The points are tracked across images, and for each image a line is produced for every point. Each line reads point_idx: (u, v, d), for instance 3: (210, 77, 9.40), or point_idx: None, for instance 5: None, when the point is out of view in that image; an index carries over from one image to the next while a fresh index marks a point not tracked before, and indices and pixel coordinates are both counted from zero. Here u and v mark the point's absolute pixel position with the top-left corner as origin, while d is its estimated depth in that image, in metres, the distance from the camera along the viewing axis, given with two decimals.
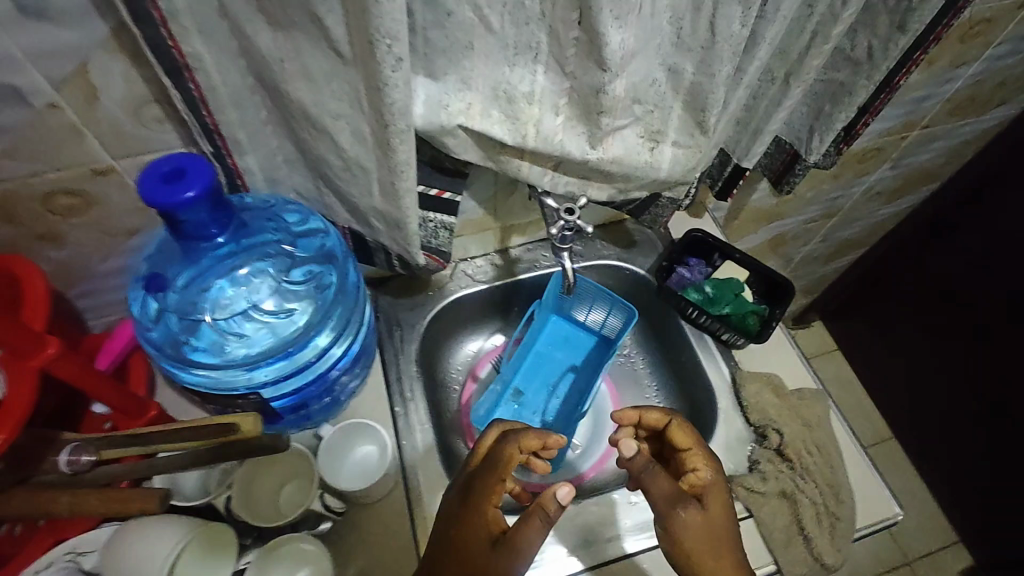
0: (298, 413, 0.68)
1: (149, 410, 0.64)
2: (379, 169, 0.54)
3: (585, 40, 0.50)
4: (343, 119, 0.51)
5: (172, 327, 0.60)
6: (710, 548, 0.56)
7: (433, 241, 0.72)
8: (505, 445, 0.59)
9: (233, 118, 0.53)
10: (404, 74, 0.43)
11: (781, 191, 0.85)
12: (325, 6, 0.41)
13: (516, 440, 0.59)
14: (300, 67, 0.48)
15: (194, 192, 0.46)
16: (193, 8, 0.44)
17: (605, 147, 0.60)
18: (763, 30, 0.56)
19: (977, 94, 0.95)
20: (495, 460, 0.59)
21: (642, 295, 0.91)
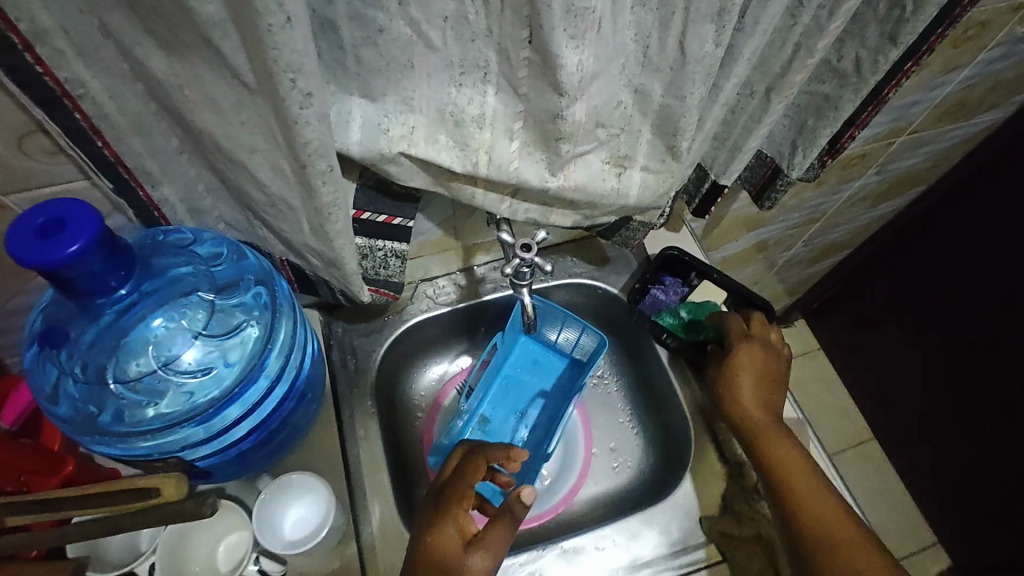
0: (234, 465, 0.61)
1: (65, 466, 0.57)
2: (306, 206, 0.47)
3: (538, 61, 0.44)
4: (260, 152, 0.44)
5: (76, 393, 0.52)
6: (754, 396, 0.71)
7: (383, 271, 0.66)
8: (466, 463, 0.60)
9: (137, 147, 0.46)
10: (317, 110, 0.37)
11: (762, 206, 0.80)
12: (218, 30, 0.34)
13: (479, 455, 0.60)
14: (203, 95, 0.41)
15: (78, 246, 0.39)
16: (66, 27, 0.37)
17: (566, 174, 0.54)
18: (742, 45, 0.50)
19: (966, 99, 0.90)
20: (462, 473, 0.59)
21: (616, 315, 0.86)
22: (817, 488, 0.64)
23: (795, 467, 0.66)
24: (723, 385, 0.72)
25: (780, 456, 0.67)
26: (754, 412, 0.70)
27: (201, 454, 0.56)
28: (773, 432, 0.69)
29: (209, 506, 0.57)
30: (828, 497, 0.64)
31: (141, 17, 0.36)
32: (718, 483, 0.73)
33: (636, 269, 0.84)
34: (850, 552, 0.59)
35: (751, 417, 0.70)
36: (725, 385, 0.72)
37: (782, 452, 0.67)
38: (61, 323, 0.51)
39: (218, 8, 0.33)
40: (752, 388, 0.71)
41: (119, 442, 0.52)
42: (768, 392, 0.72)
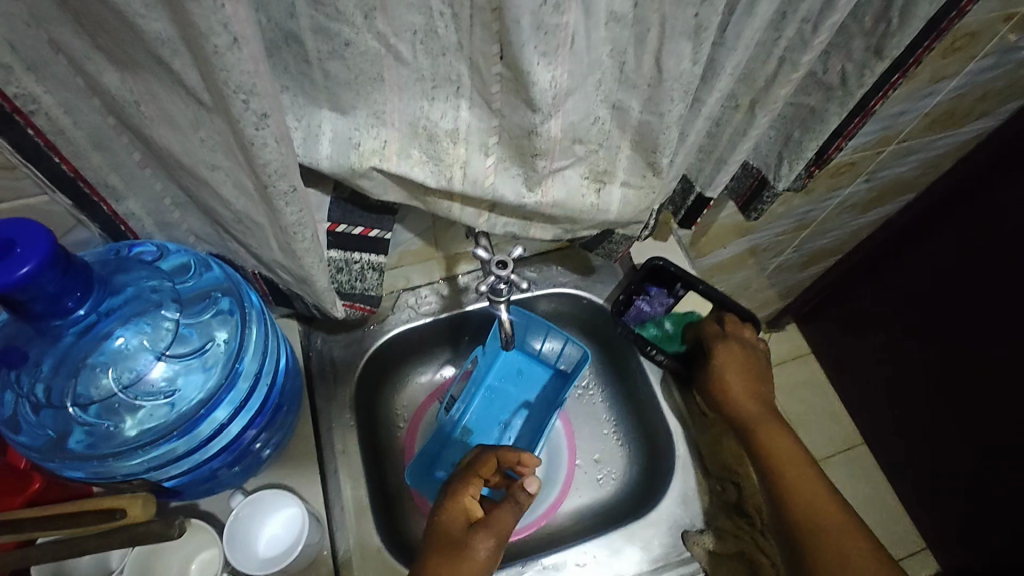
0: (205, 482, 0.60)
1: (32, 484, 0.56)
2: (271, 223, 0.46)
3: (509, 77, 0.42)
4: (222, 169, 0.43)
5: (31, 418, 0.50)
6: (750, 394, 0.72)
7: (359, 284, 0.65)
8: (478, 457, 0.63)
9: (96, 162, 0.45)
10: (274, 131, 0.35)
11: (750, 217, 0.78)
12: (168, 49, 0.33)
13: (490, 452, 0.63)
14: (161, 111, 0.39)
15: (28, 269, 0.38)
16: (13, 42, 0.35)
17: (544, 190, 0.53)
18: (723, 59, 0.49)
19: (957, 107, 0.90)
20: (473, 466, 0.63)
21: (601, 325, 0.85)
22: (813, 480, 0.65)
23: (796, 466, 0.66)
24: (715, 384, 0.73)
25: (778, 455, 0.67)
26: (753, 410, 0.71)
27: (172, 472, 0.55)
28: (771, 430, 0.69)
29: (179, 527, 0.54)
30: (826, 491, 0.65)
31: (90, 34, 0.35)
32: (702, 500, 0.71)
33: (621, 279, 0.84)
34: (850, 549, 0.60)
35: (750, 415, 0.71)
36: (716, 386, 0.73)
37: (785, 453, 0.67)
38: (17, 344, 0.49)
39: (166, 26, 0.32)
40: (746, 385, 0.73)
41: (87, 465, 0.51)
42: (760, 389, 0.73)
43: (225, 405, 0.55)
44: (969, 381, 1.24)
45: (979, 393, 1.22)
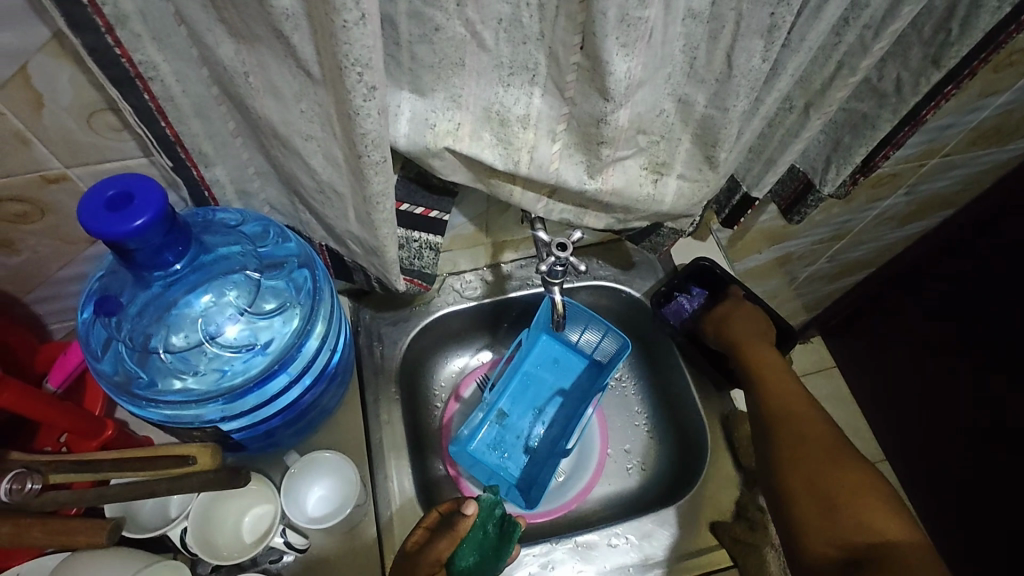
0: (265, 439, 0.64)
1: (106, 430, 0.60)
2: (353, 194, 0.49)
3: (587, 67, 0.45)
4: (315, 140, 0.46)
5: (121, 358, 0.55)
6: (766, 348, 0.76)
7: (417, 261, 0.68)
8: (421, 521, 0.65)
9: (197, 129, 0.48)
10: (378, 103, 0.39)
11: (792, 220, 0.80)
12: (290, 23, 0.36)
13: (452, 533, 0.61)
14: (266, 82, 0.43)
15: (144, 220, 0.41)
16: (144, 12, 0.39)
17: (605, 177, 0.56)
18: (786, 60, 0.50)
19: (1002, 124, 0.90)
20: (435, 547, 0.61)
21: (638, 319, 0.87)
22: (822, 439, 0.65)
23: (796, 413, 0.69)
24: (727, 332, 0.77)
25: (792, 416, 0.68)
26: (766, 367, 0.74)
27: (235, 426, 0.59)
28: (779, 387, 0.72)
29: (242, 478, 0.59)
30: (842, 457, 0.64)
31: (216, 7, 0.38)
32: (734, 491, 0.73)
33: (662, 277, 0.85)
34: (832, 488, 0.61)
35: (757, 364, 0.74)
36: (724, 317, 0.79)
37: (803, 426, 0.67)
38: (114, 291, 0.53)
39: (293, 2, 0.35)
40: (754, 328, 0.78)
41: (160, 408, 0.55)
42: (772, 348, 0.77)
43: (283, 374, 0.58)
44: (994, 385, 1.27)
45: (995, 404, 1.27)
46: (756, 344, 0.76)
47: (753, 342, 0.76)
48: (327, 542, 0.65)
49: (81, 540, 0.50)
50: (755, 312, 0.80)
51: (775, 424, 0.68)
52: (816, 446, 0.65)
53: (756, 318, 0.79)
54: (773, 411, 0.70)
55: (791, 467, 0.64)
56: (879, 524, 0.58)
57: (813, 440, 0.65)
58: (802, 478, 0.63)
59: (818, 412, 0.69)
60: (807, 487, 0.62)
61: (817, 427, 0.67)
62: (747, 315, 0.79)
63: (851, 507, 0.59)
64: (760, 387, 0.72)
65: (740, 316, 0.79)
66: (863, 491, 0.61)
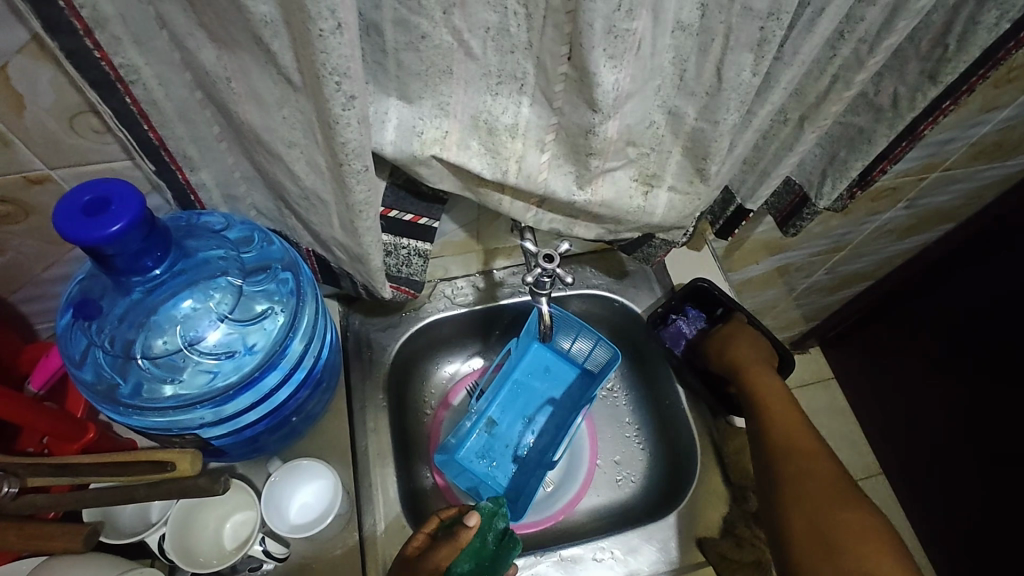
0: (248, 446, 0.64)
1: (88, 432, 0.60)
2: (337, 202, 0.49)
3: (575, 77, 0.44)
4: (299, 147, 0.45)
5: (102, 364, 0.54)
6: (769, 375, 0.75)
7: (405, 268, 0.67)
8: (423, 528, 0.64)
9: (180, 132, 0.47)
10: (358, 112, 0.38)
11: (787, 233, 0.79)
12: (269, 30, 0.36)
13: (452, 542, 0.60)
14: (248, 88, 0.42)
15: (121, 226, 0.41)
16: (124, 15, 0.38)
17: (594, 188, 0.55)
18: (779, 73, 0.50)
19: (1003, 139, 0.89)
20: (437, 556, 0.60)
21: (630, 331, 0.86)
22: (822, 474, 0.65)
23: (797, 446, 0.68)
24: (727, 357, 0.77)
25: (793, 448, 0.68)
26: (771, 398, 0.73)
27: (217, 432, 0.58)
28: (781, 418, 0.71)
29: (222, 483, 0.58)
30: (842, 493, 0.63)
31: (197, 12, 0.38)
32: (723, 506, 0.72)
33: (660, 296, 0.84)
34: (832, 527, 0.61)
35: (764, 397, 0.73)
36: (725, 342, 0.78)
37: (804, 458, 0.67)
38: (94, 296, 0.53)
39: (271, 8, 0.35)
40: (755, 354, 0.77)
41: (140, 415, 0.54)
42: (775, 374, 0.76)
43: (274, 372, 0.58)
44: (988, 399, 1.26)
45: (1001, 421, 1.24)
46: (758, 371, 0.75)
47: (759, 369, 0.76)
48: (310, 550, 0.64)
49: (57, 545, 0.50)
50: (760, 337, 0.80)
51: (775, 457, 0.68)
52: (816, 482, 0.64)
53: (761, 343, 0.79)
54: (776, 441, 0.69)
55: (789, 504, 0.63)
56: (878, 571, 0.57)
57: (813, 475, 0.65)
58: (803, 513, 0.62)
59: (818, 444, 0.69)
60: (806, 524, 0.61)
61: (820, 463, 0.66)
62: (748, 341, 0.79)
63: (852, 553, 0.59)
64: (764, 416, 0.72)
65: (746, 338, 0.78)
66: (864, 531, 0.60)
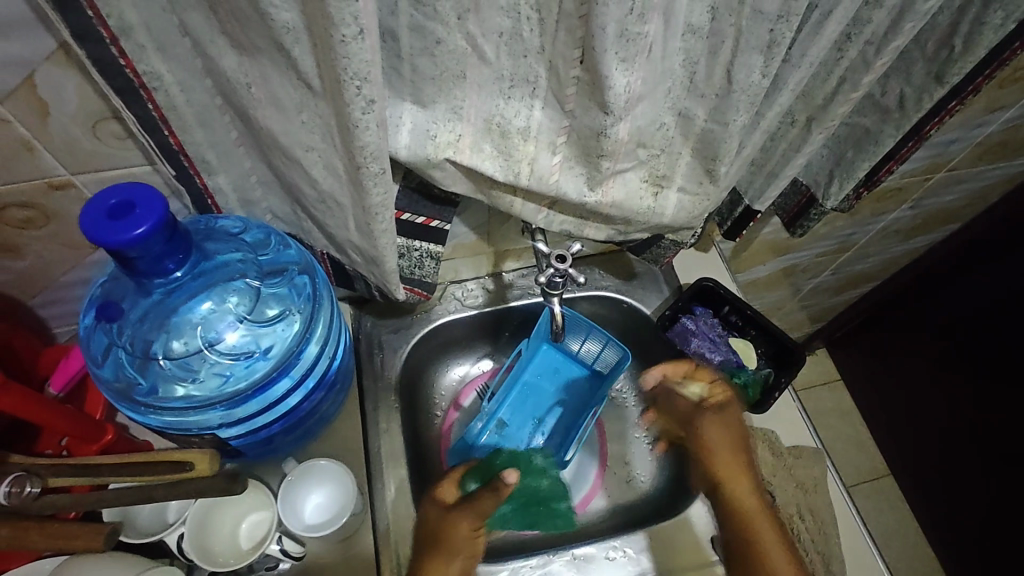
0: (264, 446, 0.64)
1: (106, 434, 0.61)
2: (353, 204, 0.50)
3: (587, 81, 0.45)
4: (316, 151, 0.46)
5: (122, 363, 0.55)
6: (742, 467, 0.70)
7: (418, 270, 0.68)
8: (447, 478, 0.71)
9: (200, 137, 0.48)
10: (377, 116, 0.39)
11: (795, 233, 0.80)
12: (291, 36, 0.37)
13: (495, 494, 0.67)
14: (268, 93, 0.43)
15: (144, 229, 0.42)
16: (149, 24, 0.39)
17: (605, 189, 0.56)
18: (787, 75, 0.50)
19: (1009, 139, 0.90)
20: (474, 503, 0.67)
21: (640, 335, 0.86)
22: None
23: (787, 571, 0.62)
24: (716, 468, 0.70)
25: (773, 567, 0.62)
26: (753, 509, 0.67)
27: (235, 432, 0.59)
28: (769, 537, 0.65)
29: (239, 483, 0.60)
30: None
31: (220, 19, 0.39)
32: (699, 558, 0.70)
33: (668, 296, 0.84)
34: None
35: (742, 506, 0.68)
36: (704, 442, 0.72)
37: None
38: (115, 298, 0.54)
39: (294, 15, 0.36)
40: (736, 436, 0.72)
41: (158, 414, 0.55)
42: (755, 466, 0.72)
43: (285, 378, 0.59)
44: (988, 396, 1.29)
45: (1010, 421, 1.25)
46: (742, 460, 0.71)
47: (740, 480, 0.69)
48: (325, 550, 0.65)
49: (80, 544, 0.52)
50: (741, 424, 0.73)
51: None
52: None
53: (739, 436, 0.72)
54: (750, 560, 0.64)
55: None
56: None
57: None
58: None
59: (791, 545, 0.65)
60: None
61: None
62: (729, 425, 0.73)
63: None
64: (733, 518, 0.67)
65: (717, 433, 0.72)
66: None
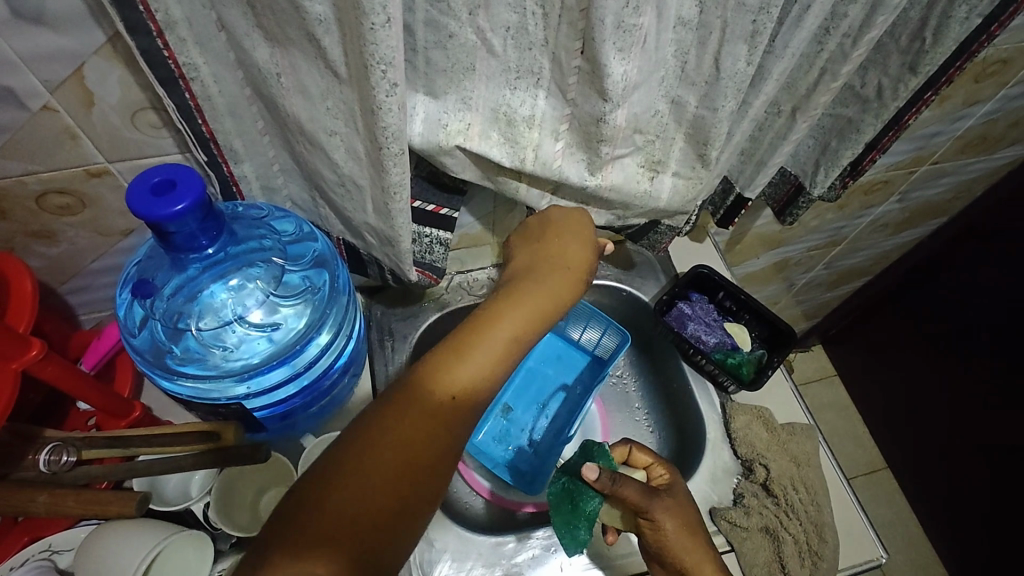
0: (284, 421, 0.69)
1: (133, 411, 0.64)
2: (373, 187, 0.54)
3: (588, 70, 0.50)
4: (339, 136, 0.50)
5: (156, 334, 0.60)
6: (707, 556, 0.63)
7: (428, 256, 0.72)
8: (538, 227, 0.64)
9: (229, 126, 0.52)
10: (398, 99, 0.43)
11: (785, 222, 0.84)
12: (322, 27, 0.41)
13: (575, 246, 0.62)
14: (296, 82, 0.47)
15: (184, 205, 0.45)
16: (190, 18, 0.43)
17: (604, 174, 0.60)
18: (771, 66, 0.55)
19: (988, 132, 0.95)
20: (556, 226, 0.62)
21: (639, 320, 0.90)
22: None
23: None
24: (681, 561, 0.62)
25: None
26: None
27: (258, 404, 0.64)
28: None
29: (264, 452, 0.62)
30: None
31: (255, 14, 0.43)
32: (625, 549, 0.72)
33: (664, 283, 0.88)
34: None
35: None
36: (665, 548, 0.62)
37: None
38: (150, 273, 0.58)
39: (326, 8, 0.40)
40: (691, 524, 0.64)
41: (186, 382, 0.60)
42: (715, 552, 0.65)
43: (282, 367, 0.63)
44: (980, 388, 1.32)
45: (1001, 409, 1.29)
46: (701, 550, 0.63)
47: (705, 560, 0.63)
48: None
49: (113, 510, 0.53)
50: (689, 505, 0.66)
51: None
52: None
53: (688, 520, 0.64)
54: None
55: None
56: None
57: None
58: None
59: None
60: None
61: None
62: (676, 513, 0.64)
63: None
64: None
65: (673, 524, 0.62)
66: None
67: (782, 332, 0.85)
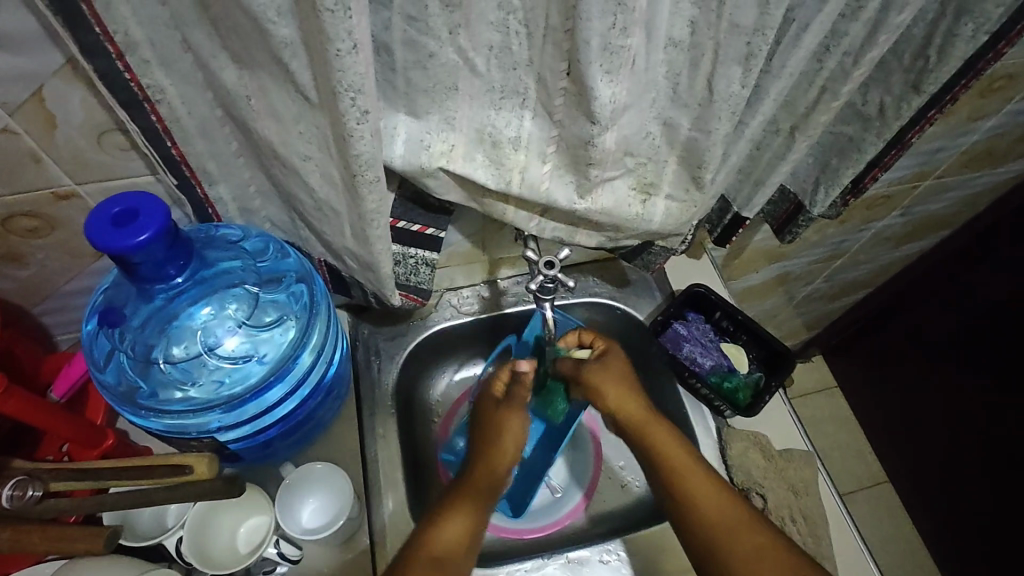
0: (262, 450, 0.67)
1: (106, 439, 0.62)
2: (350, 213, 0.52)
3: (574, 91, 0.47)
4: (313, 161, 0.48)
5: (125, 367, 0.58)
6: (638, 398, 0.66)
7: (413, 277, 0.70)
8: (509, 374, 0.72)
9: (201, 149, 0.49)
10: (371, 125, 0.41)
11: (784, 240, 0.81)
12: (290, 51, 0.39)
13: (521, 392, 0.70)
14: (267, 105, 0.45)
15: (147, 235, 0.43)
16: (152, 38, 0.40)
17: (594, 197, 0.57)
18: (768, 85, 0.52)
19: (993, 147, 0.92)
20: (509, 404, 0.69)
21: (633, 339, 0.87)
22: (719, 500, 0.60)
23: (705, 488, 0.60)
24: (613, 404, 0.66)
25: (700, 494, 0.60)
26: (646, 420, 0.65)
27: (233, 436, 0.61)
28: (671, 441, 0.63)
29: (237, 486, 0.60)
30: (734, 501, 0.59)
31: (221, 35, 0.41)
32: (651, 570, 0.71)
33: (660, 302, 0.86)
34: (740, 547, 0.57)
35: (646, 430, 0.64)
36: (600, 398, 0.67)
37: (707, 494, 0.60)
38: (117, 304, 0.56)
39: (292, 31, 0.38)
40: (624, 377, 0.68)
41: (160, 417, 0.58)
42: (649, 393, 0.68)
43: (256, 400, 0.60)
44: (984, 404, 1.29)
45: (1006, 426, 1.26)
46: (630, 397, 0.66)
47: (632, 402, 0.66)
48: (323, 556, 0.66)
49: (81, 547, 0.50)
50: (625, 364, 0.69)
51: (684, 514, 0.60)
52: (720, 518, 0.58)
53: (622, 375, 0.68)
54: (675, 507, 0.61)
55: (700, 548, 0.59)
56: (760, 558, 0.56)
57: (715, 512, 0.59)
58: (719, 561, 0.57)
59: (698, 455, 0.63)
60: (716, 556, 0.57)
61: (731, 500, 0.60)
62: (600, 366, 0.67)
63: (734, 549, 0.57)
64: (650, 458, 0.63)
65: (609, 381, 0.67)
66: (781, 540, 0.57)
67: (780, 355, 0.83)
